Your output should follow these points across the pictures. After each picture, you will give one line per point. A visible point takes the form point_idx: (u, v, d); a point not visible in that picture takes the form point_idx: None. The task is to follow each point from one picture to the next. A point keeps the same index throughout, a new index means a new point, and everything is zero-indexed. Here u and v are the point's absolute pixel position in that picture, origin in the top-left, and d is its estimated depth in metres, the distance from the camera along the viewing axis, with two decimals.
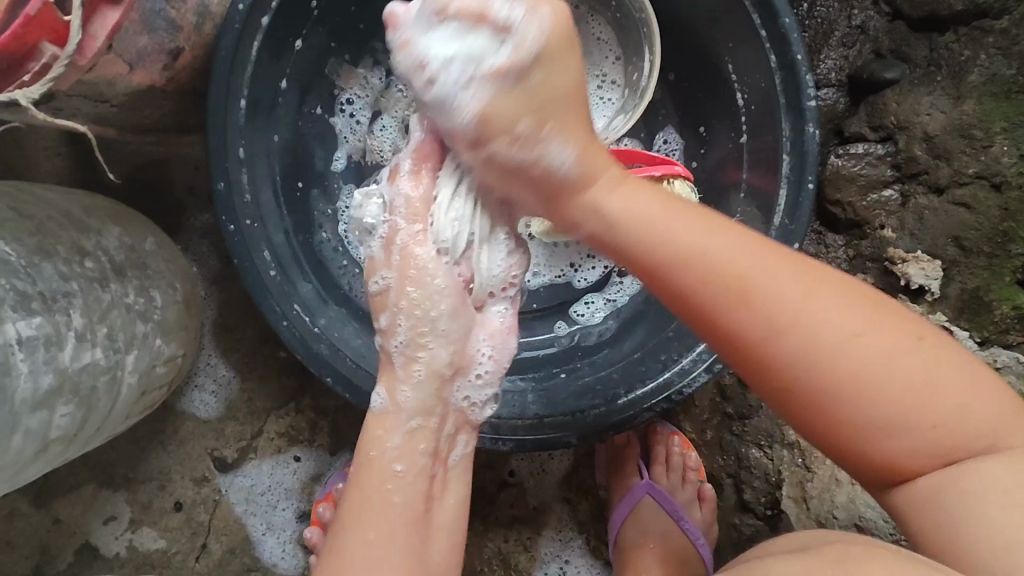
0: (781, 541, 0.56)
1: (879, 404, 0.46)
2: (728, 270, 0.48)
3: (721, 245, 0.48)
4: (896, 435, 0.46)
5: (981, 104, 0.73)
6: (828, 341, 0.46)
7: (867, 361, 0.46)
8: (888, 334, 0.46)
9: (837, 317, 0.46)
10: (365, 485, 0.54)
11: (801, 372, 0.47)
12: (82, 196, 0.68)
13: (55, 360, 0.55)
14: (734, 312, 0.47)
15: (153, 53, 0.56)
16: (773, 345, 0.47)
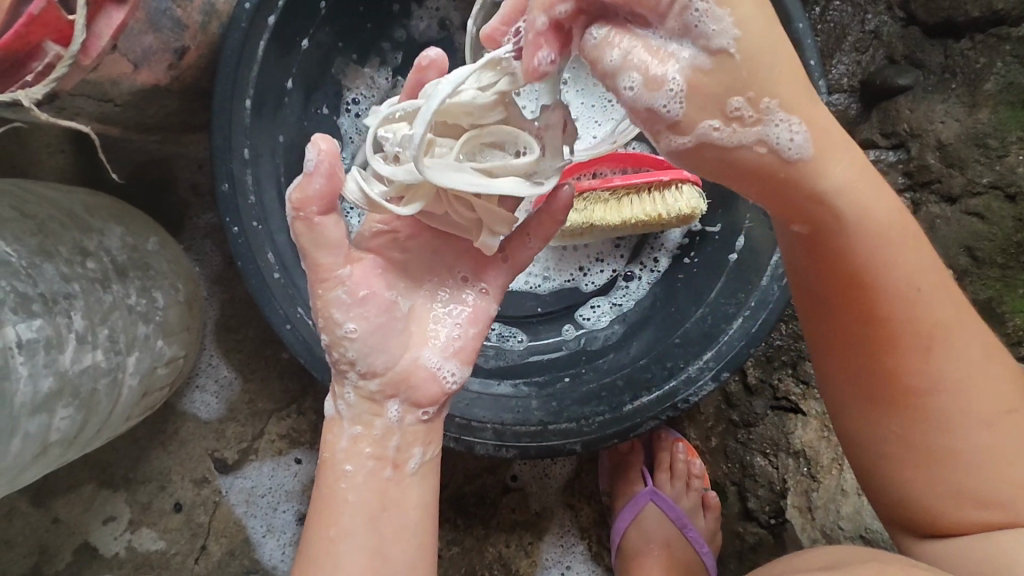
0: (804, 556, 0.55)
1: (975, 462, 0.48)
2: (909, 308, 0.47)
3: (916, 269, 0.47)
4: (982, 493, 0.48)
5: (996, 113, 0.71)
6: (950, 375, 0.48)
7: (985, 416, 0.48)
8: (1007, 395, 0.49)
9: (975, 369, 0.48)
10: (323, 484, 0.56)
11: (925, 415, 0.48)
12: (85, 194, 0.67)
13: (55, 362, 0.54)
14: (881, 311, 0.47)
15: (159, 51, 0.55)
16: (913, 393, 0.48)
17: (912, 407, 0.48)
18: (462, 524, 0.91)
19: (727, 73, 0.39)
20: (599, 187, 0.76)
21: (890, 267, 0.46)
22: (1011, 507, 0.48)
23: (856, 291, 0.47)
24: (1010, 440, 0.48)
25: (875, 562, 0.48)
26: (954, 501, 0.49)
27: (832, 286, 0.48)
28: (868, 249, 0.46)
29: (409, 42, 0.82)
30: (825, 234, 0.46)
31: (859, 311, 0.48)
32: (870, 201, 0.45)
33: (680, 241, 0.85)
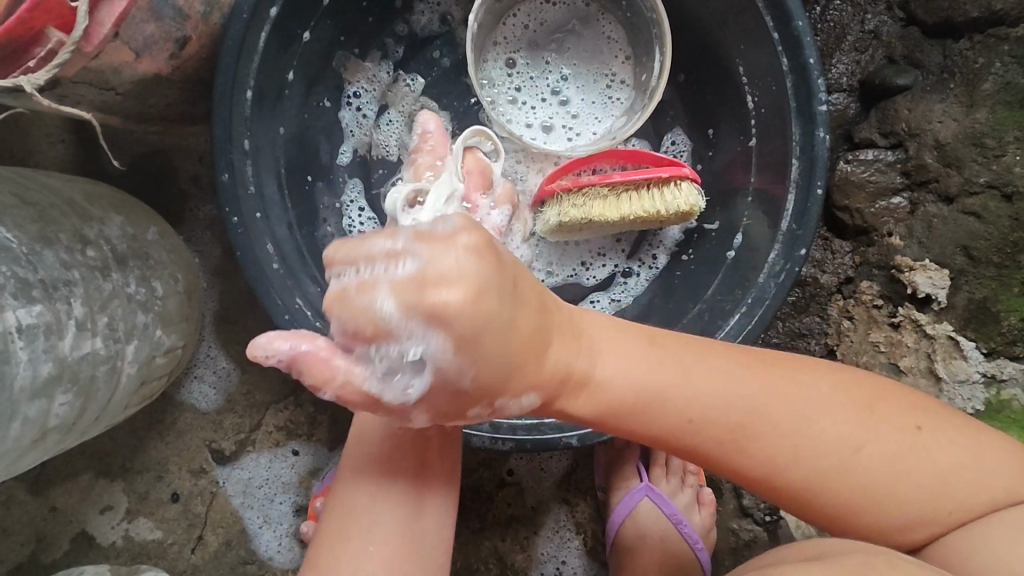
0: (789, 548, 0.55)
1: (860, 477, 0.54)
2: (693, 396, 0.53)
3: (687, 357, 0.54)
4: (887, 498, 0.54)
5: (994, 112, 0.72)
6: (784, 421, 0.54)
7: (842, 424, 0.54)
8: (850, 402, 0.55)
9: (784, 400, 0.54)
10: (360, 462, 0.62)
11: (779, 463, 0.55)
12: (85, 183, 0.68)
13: (55, 349, 0.54)
14: (690, 418, 0.54)
15: (161, 40, 0.55)
16: (740, 452, 0.55)
17: (757, 452, 0.55)
18: (458, 517, 0.91)
19: None
20: (598, 184, 0.74)
21: (668, 361, 0.54)
22: (922, 489, 0.54)
23: (662, 410, 0.54)
24: (869, 440, 0.54)
25: (862, 554, 0.48)
26: (871, 510, 0.55)
27: (664, 444, 0.56)
28: (638, 373, 0.53)
29: (410, 36, 0.82)
30: (587, 390, 0.52)
31: (676, 425, 0.54)
32: (612, 363, 0.52)
33: (678, 237, 0.85)
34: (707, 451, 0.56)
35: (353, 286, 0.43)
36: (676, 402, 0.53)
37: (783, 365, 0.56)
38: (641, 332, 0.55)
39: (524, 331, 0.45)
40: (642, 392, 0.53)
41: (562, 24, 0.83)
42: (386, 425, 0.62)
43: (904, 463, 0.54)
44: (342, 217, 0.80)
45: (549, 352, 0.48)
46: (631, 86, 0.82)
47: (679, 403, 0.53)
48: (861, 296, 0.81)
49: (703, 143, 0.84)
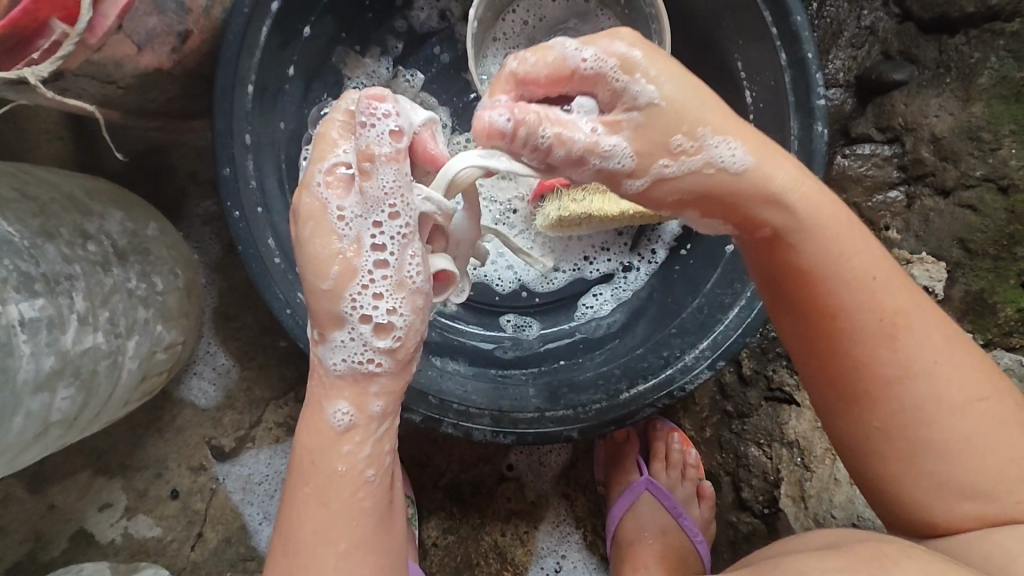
0: (800, 539, 0.56)
1: (943, 444, 0.49)
2: (861, 296, 0.49)
3: (873, 261, 0.49)
4: (965, 486, 0.49)
5: (990, 107, 0.72)
6: (918, 367, 0.49)
7: (964, 401, 0.49)
8: (994, 404, 0.49)
9: (944, 350, 0.49)
10: (326, 495, 0.53)
11: (894, 419, 0.50)
12: (84, 179, 0.67)
13: (57, 342, 0.54)
14: (851, 297, 0.49)
15: (163, 34, 0.55)
16: (886, 382, 0.49)
17: (849, 354, 0.50)
18: (458, 512, 0.92)
19: (660, 122, 0.45)
20: None
21: (843, 262, 0.49)
22: (996, 499, 0.49)
23: (823, 290, 0.49)
24: (985, 426, 0.49)
25: (873, 542, 0.48)
26: (925, 494, 0.50)
27: (801, 292, 0.50)
28: (829, 235, 0.49)
29: (409, 32, 0.82)
30: (782, 246, 0.50)
31: (827, 282, 0.49)
32: (792, 182, 0.48)
33: (676, 232, 0.86)
34: (808, 352, 0.52)
35: (665, 159, 0.46)
36: (851, 288, 0.49)
37: (952, 330, 0.50)
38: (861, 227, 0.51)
39: (754, 155, 0.47)
40: (806, 246, 0.49)
41: (560, 20, 0.83)
42: (357, 453, 0.53)
43: (978, 444, 0.49)
44: None
45: (761, 205, 0.48)
46: None
47: (830, 280, 0.49)
48: None
49: None
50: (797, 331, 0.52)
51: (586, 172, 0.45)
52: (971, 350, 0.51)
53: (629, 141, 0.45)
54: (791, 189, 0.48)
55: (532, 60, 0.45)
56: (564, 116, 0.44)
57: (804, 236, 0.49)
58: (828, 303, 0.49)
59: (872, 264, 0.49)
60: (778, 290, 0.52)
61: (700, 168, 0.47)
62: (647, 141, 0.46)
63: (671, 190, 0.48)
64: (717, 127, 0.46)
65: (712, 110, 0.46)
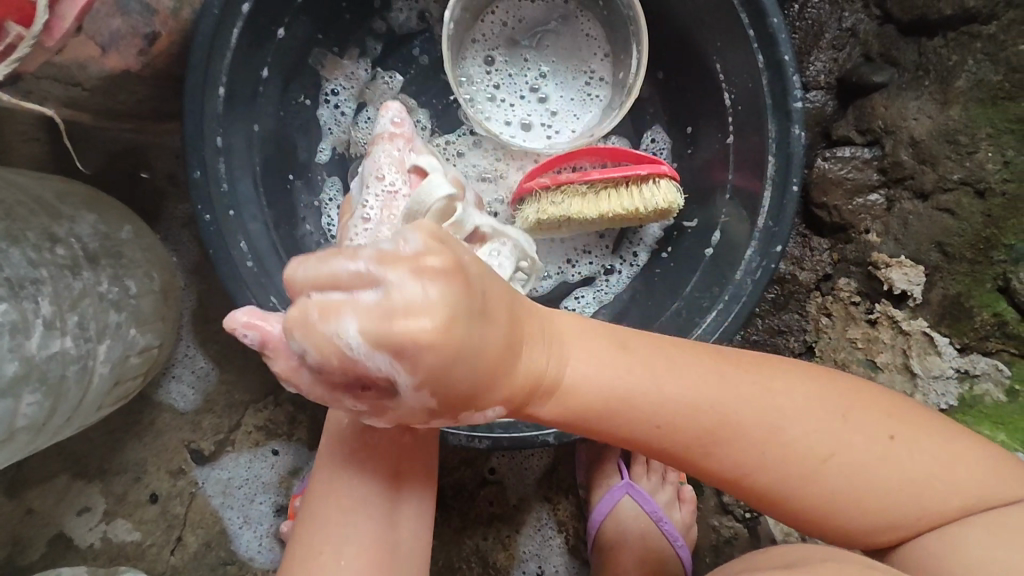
0: (764, 555, 0.55)
1: (827, 468, 0.52)
2: (689, 403, 0.51)
3: (682, 379, 0.51)
4: (885, 487, 0.52)
5: (967, 109, 0.72)
6: (784, 440, 0.52)
7: (835, 435, 0.52)
8: (879, 428, 0.53)
9: (796, 411, 0.52)
10: (333, 476, 0.59)
11: (803, 488, 0.53)
12: (56, 181, 0.67)
13: (21, 348, 0.53)
14: (693, 417, 0.51)
15: (129, 35, 0.55)
16: (749, 431, 0.52)
17: (726, 458, 0.53)
18: (440, 516, 0.91)
19: (464, 300, 0.39)
20: (577, 181, 0.73)
21: (662, 390, 0.50)
22: (938, 488, 0.52)
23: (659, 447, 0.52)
24: (884, 451, 0.52)
25: (829, 563, 0.48)
26: (876, 527, 0.54)
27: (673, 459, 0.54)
28: (617, 383, 0.49)
29: (388, 33, 0.82)
30: (570, 390, 0.49)
31: (662, 431, 0.51)
32: (585, 367, 0.49)
33: (657, 235, 0.84)
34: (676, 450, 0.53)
35: (406, 270, 0.38)
36: (682, 412, 0.51)
37: (789, 374, 0.54)
38: (674, 342, 0.54)
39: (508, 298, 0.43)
40: (635, 395, 0.50)
41: (541, 22, 0.83)
42: (356, 418, 0.60)
43: (880, 477, 0.52)
44: (321, 215, 0.79)
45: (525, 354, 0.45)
46: (610, 83, 0.82)
47: (666, 426, 0.51)
48: (839, 292, 0.82)
49: (682, 142, 0.84)
50: (676, 464, 0.54)
51: (359, 271, 0.38)
52: (823, 383, 0.54)
53: (358, 327, 0.37)
54: (572, 350, 0.49)
55: (299, 341, 0.39)
56: (313, 347, 0.38)
57: (583, 385, 0.49)
58: (686, 437, 0.52)
59: (687, 354, 0.53)
60: (641, 440, 0.52)
61: (485, 338, 0.40)
62: (370, 325, 0.37)
63: (436, 353, 0.38)
64: (437, 309, 0.37)
65: (469, 299, 0.39)
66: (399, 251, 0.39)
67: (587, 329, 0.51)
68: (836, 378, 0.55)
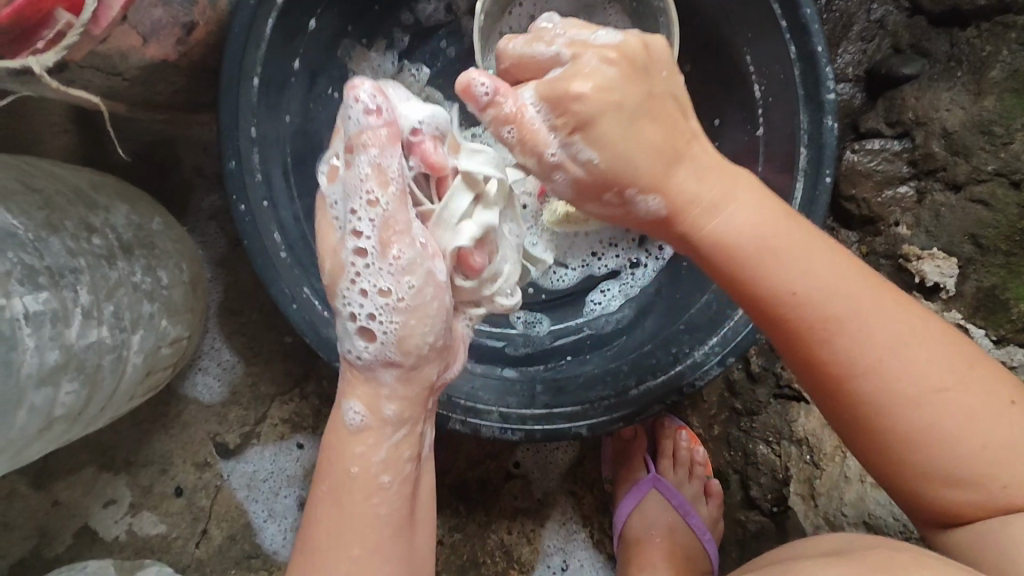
0: (805, 545, 0.56)
1: (917, 404, 0.48)
2: (813, 287, 0.49)
3: (815, 265, 0.49)
4: (964, 462, 0.48)
5: (1002, 100, 0.72)
6: (890, 361, 0.48)
7: (944, 383, 0.48)
8: (986, 397, 0.48)
9: (896, 339, 0.48)
10: (341, 498, 0.54)
11: (886, 410, 0.48)
12: (89, 172, 0.67)
13: (61, 336, 0.54)
14: (804, 318, 0.49)
15: (168, 25, 0.55)
16: (858, 370, 0.48)
17: (825, 350, 0.49)
18: (464, 509, 0.91)
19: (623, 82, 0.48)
20: None
21: (772, 249, 0.49)
22: (992, 482, 0.48)
23: (761, 296, 0.50)
24: (959, 411, 0.47)
25: (883, 550, 0.48)
26: (935, 484, 0.49)
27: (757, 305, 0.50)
28: (754, 238, 0.49)
29: (416, 25, 0.82)
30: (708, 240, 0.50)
31: (782, 299, 0.49)
32: (743, 213, 0.50)
33: None
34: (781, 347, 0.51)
35: (540, 45, 0.49)
36: (798, 316, 0.49)
37: (917, 316, 0.50)
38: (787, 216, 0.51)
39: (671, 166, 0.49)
40: (739, 258, 0.50)
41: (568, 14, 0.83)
42: (371, 453, 0.54)
43: (997, 437, 0.47)
44: None
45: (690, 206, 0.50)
46: None
47: (780, 308, 0.49)
48: None
49: (709, 134, 0.84)
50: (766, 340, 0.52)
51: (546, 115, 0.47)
52: (948, 336, 0.49)
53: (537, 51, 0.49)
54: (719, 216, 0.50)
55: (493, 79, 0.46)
56: (535, 132, 0.47)
57: (731, 226, 0.50)
58: (800, 332, 0.49)
59: (817, 264, 0.49)
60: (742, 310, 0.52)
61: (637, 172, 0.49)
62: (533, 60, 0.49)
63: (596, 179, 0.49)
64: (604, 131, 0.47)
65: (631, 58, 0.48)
66: (582, 67, 0.47)
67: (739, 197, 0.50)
68: (955, 340, 0.50)
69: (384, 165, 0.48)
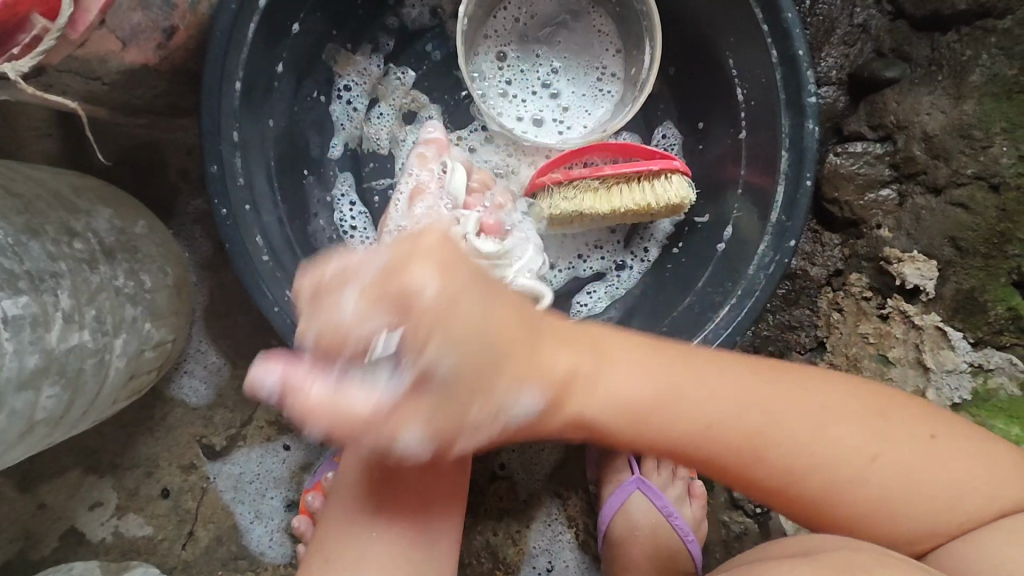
0: (785, 542, 0.56)
1: (853, 467, 0.53)
2: (725, 418, 0.53)
3: (726, 398, 0.53)
4: (912, 502, 0.53)
5: (981, 104, 0.73)
6: (803, 438, 0.53)
7: (871, 440, 0.53)
8: (899, 439, 0.53)
9: (821, 404, 0.53)
10: (344, 454, 0.55)
11: (823, 489, 0.53)
12: (71, 176, 0.67)
13: (41, 340, 0.54)
14: (747, 464, 0.54)
15: (148, 30, 0.55)
16: (788, 452, 0.53)
17: (771, 457, 0.53)
18: None
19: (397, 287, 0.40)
20: (588, 177, 0.74)
21: (681, 391, 0.52)
22: (955, 506, 0.53)
23: (667, 437, 0.53)
24: (897, 459, 0.53)
25: (852, 549, 0.48)
26: (886, 524, 0.54)
27: (694, 457, 0.54)
28: (667, 387, 0.52)
29: (400, 29, 0.82)
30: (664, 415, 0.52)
31: (735, 443, 0.53)
32: (631, 383, 0.52)
33: (668, 230, 0.84)
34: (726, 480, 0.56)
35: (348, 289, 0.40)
36: (735, 454, 0.53)
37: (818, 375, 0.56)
38: (668, 347, 0.55)
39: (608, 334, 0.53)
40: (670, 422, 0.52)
41: (553, 17, 0.83)
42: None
43: (937, 477, 0.53)
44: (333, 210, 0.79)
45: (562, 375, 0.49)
46: (622, 79, 0.82)
47: (728, 435, 0.53)
48: (851, 288, 0.81)
49: (693, 137, 0.84)
50: (735, 487, 0.56)
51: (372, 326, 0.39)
52: (847, 385, 0.55)
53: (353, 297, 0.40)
54: (630, 380, 0.52)
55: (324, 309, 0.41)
56: (398, 304, 0.40)
57: (622, 382, 0.52)
58: (745, 475, 0.54)
59: (722, 400, 0.53)
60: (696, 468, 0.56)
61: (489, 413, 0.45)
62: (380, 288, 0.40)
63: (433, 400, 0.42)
64: (444, 289, 0.40)
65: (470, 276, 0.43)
66: (372, 263, 0.41)
67: (639, 358, 0.53)
68: (856, 389, 0.55)
69: (427, 155, 0.78)
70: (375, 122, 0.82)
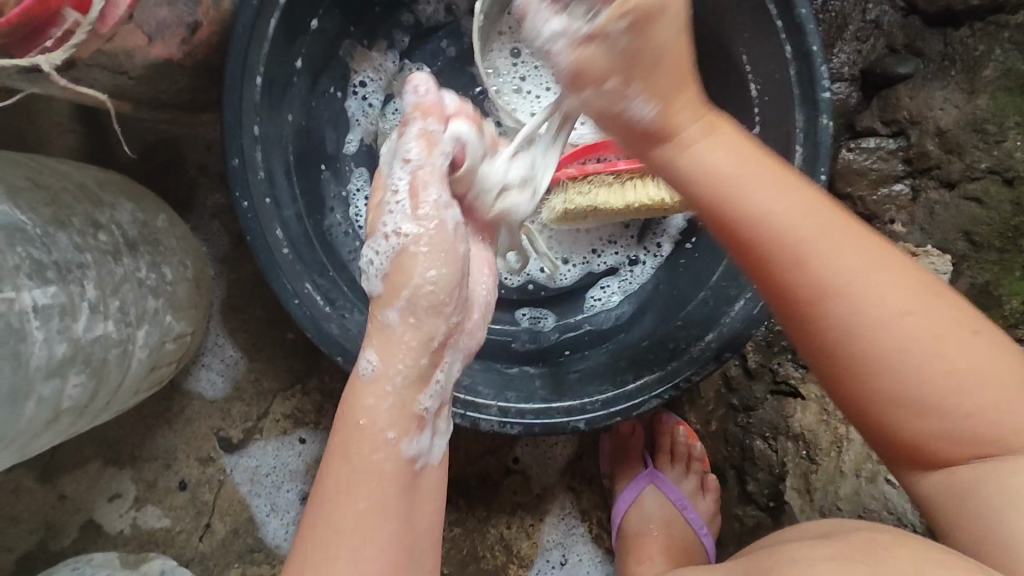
0: (804, 527, 0.57)
1: (881, 299, 0.48)
2: (771, 214, 0.48)
3: (782, 199, 0.48)
4: (951, 418, 0.48)
5: (995, 99, 0.72)
6: (840, 275, 0.48)
7: (906, 305, 0.48)
8: (946, 344, 0.48)
9: (853, 248, 0.48)
10: (347, 452, 0.53)
11: (846, 309, 0.48)
12: (95, 170, 0.68)
13: (69, 330, 0.55)
14: (781, 251, 0.48)
15: (173, 25, 0.56)
16: (814, 247, 0.48)
17: (801, 265, 0.48)
18: (464, 505, 0.92)
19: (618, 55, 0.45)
20: (603, 171, 0.75)
21: (721, 172, 0.49)
22: (997, 433, 0.47)
23: (731, 217, 0.49)
24: (936, 348, 0.47)
25: (875, 532, 0.49)
26: (923, 426, 0.49)
27: (740, 243, 0.50)
28: (733, 171, 0.49)
29: (416, 26, 0.83)
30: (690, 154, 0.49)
31: (760, 233, 0.49)
32: (715, 158, 0.49)
33: (681, 226, 0.86)
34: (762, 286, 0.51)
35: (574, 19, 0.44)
36: (774, 250, 0.49)
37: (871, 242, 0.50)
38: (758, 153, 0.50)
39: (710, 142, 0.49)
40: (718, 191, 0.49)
41: None
42: (379, 406, 0.54)
43: (977, 386, 0.47)
44: (350, 205, 0.80)
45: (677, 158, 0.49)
46: None
47: (762, 228, 0.49)
48: None
49: None
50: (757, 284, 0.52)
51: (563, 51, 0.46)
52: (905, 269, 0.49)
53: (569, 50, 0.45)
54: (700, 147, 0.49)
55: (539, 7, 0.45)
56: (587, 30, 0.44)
57: (711, 148, 0.49)
58: (771, 262, 0.49)
59: (791, 208, 0.48)
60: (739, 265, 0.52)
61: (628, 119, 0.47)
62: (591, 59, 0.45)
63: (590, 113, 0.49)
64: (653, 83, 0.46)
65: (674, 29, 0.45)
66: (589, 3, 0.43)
67: (717, 130, 0.50)
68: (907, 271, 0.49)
69: None
70: (390, 117, 0.83)
